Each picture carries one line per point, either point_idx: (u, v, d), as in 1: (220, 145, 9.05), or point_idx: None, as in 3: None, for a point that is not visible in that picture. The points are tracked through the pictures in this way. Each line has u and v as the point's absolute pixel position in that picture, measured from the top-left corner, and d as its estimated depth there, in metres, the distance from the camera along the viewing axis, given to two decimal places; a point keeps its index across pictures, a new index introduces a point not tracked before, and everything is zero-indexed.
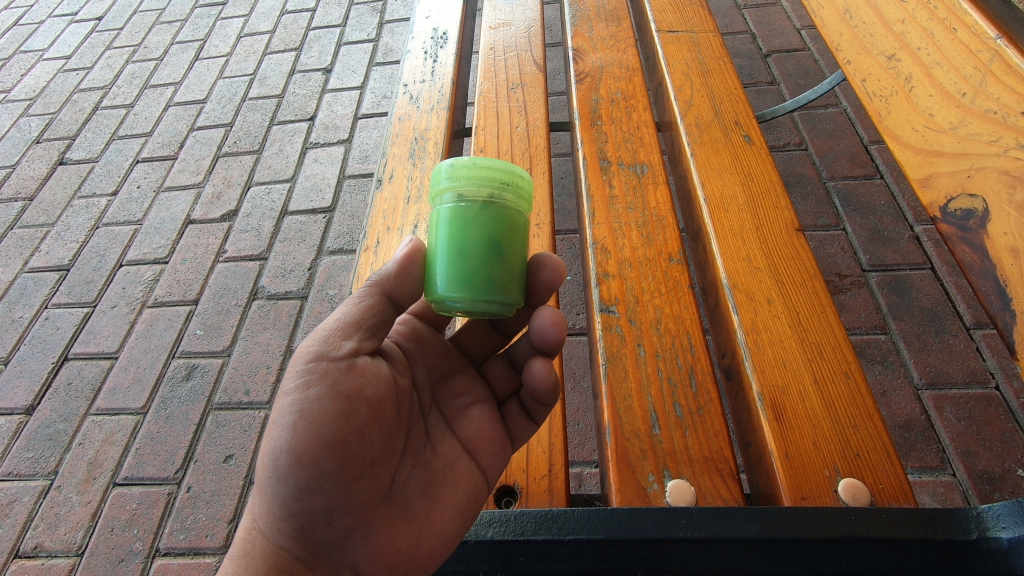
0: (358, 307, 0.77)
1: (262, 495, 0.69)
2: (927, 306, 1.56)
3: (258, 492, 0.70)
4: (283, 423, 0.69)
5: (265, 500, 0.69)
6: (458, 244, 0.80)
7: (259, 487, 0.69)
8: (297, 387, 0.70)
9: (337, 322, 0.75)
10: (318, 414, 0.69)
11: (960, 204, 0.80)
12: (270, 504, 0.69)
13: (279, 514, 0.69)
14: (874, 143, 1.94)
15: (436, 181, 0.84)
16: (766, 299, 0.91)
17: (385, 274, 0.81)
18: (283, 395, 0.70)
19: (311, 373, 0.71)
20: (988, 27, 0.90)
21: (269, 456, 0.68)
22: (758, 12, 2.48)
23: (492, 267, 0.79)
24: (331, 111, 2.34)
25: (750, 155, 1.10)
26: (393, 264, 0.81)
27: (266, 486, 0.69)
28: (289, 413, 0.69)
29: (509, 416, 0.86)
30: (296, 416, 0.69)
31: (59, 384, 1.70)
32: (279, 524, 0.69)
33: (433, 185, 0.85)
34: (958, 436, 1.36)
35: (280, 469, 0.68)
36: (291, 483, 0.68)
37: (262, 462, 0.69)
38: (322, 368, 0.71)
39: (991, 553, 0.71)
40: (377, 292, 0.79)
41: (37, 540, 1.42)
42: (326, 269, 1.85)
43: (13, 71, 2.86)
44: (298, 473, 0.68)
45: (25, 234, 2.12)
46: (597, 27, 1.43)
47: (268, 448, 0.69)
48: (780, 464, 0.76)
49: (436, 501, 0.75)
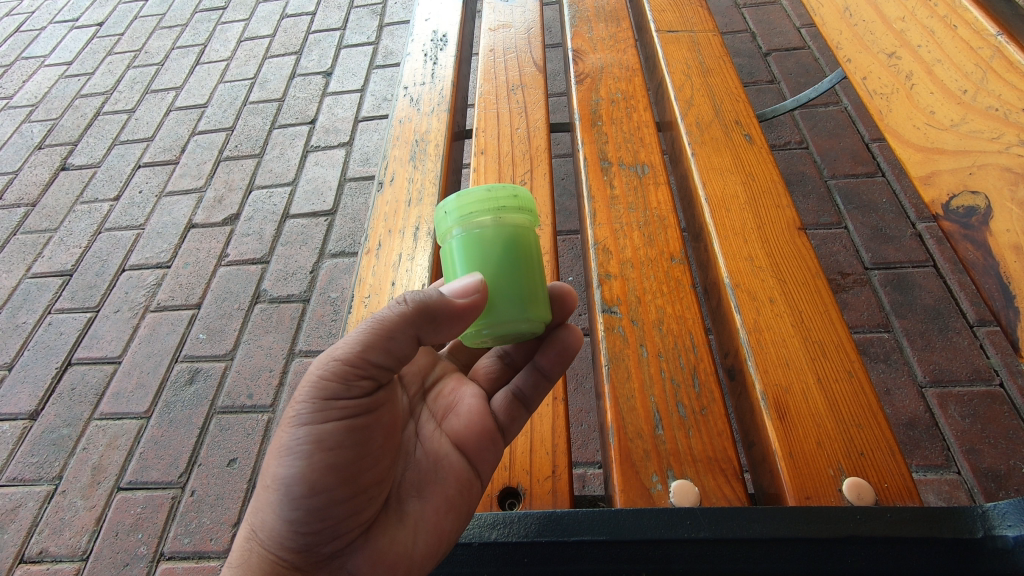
0: (383, 342, 0.73)
1: (267, 512, 0.69)
2: (931, 303, 1.56)
3: (261, 507, 0.70)
4: (296, 451, 0.69)
5: (267, 516, 0.69)
6: (508, 263, 0.80)
7: (264, 504, 0.70)
8: (311, 414, 0.70)
9: (356, 354, 0.72)
10: (332, 441, 0.71)
11: (963, 201, 0.80)
12: (273, 521, 0.69)
13: (285, 533, 0.69)
14: (875, 141, 1.93)
15: (469, 196, 0.80)
16: (768, 298, 0.90)
17: (435, 304, 0.73)
18: (294, 424, 0.70)
19: (326, 403, 0.71)
20: (988, 23, 0.91)
21: (279, 481, 0.69)
22: (757, 11, 2.48)
23: (539, 286, 0.82)
24: (331, 114, 2.35)
25: (751, 154, 1.10)
26: (450, 308, 0.73)
27: (272, 506, 0.69)
28: (302, 442, 0.70)
29: (496, 408, 0.86)
30: (308, 445, 0.70)
31: (62, 389, 1.70)
32: (280, 539, 0.69)
33: (454, 203, 0.81)
34: (963, 433, 1.35)
35: (291, 492, 0.69)
36: (300, 505, 0.69)
37: (272, 486, 0.69)
38: (340, 400, 0.71)
39: (996, 551, 0.71)
40: (410, 327, 0.74)
41: (42, 545, 1.42)
42: (326, 272, 1.85)
43: (13, 77, 2.87)
44: (310, 496, 0.69)
45: (28, 240, 2.13)
46: (596, 28, 1.43)
47: (280, 472, 0.69)
48: (783, 462, 0.76)
49: (429, 501, 0.77)
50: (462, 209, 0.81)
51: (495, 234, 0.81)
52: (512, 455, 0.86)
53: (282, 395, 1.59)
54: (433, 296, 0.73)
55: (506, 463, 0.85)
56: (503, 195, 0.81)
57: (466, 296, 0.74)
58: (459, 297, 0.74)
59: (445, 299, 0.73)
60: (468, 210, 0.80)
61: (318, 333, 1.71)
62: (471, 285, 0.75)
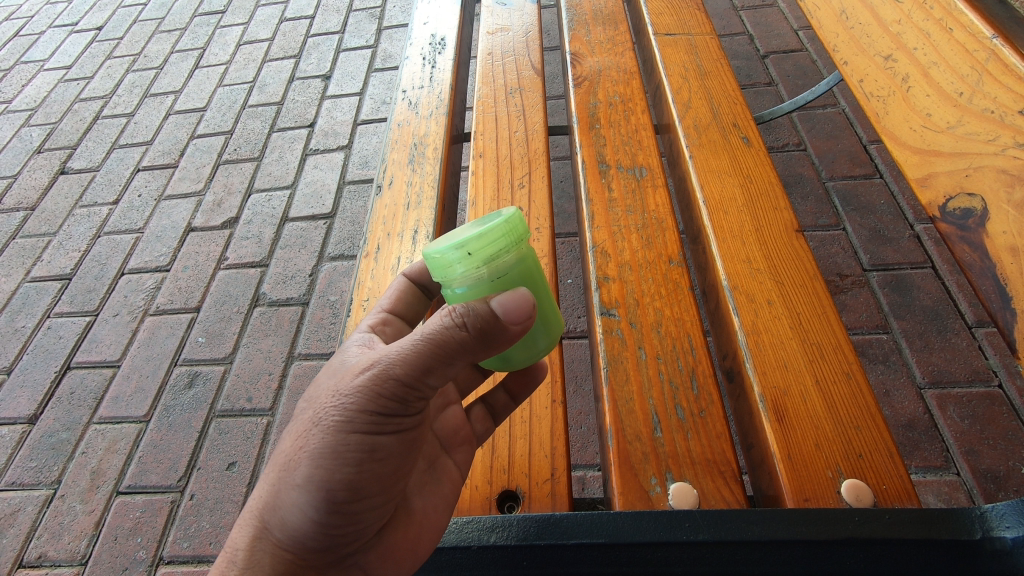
0: (443, 367, 0.70)
1: (292, 511, 0.70)
2: (929, 305, 1.56)
3: (285, 503, 0.70)
4: (344, 459, 0.69)
5: (293, 515, 0.70)
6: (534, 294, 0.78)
7: (290, 503, 0.70)
8: (361, 425, 0.69)
9: (415, 376, 0.69)
10: (376, 452, 0.71)
11: (960, 203, 0.81)
12: (298, 521, 0.70)
13: (310, 533, 0.70)
14: (873, 143, 1.94)
15: (488, 234, 0.72)
16: (766, 300, 0.91)
17: (500, 330, 0.68)
18: (341, 433, 0.69)
19: (378, 418, 0.70)
20: (983, 27, 0.90)
21: (317, 487, 0.69)
22: (755, 13, 2.49)
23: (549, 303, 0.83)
24: (331, 117, 2.35)
25: (748, 155, 1.10)
26: (516, 333, 0.69)
27: (304, 506, 0.69)
28: (349, 452, 0.70)
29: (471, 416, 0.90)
30: (353, 455, 0.70)
31: (61, 393, 1.70)
32: (301, 536, 0.71)
33: (476, 246, 0.71)
34: (961, 434, 1.35)
35: (327, 499, 0.69)
36: (333, 511, 0.70)
37: (307, 487, 0.69)
38: (391, 416, 0.71)
39: (995, 552, 0.71)
40: (468, 351, 0.68)
41: (41, 550, 1.42)
42: (326, 275, 1.85)
43: (13, 81, 2.88)
44: (346, 504, 0.71)
45: (27, 244, 2.13)
46: (593, 31, 1.44)
47: (318, 476, 0.69)
48: (782, 464, 0.76)
49: (429, 499, 0.81)
50: (484, 251, 0.72)
51: (519, 269, 0.75)
52: (511, 458, 0.85)
53: (281, 399, 1.59)
54: (495, 317, 0.68)
55: (504, 466, 0.85)
56: (515, 225, 0.74)
57: (525, 307, 0.68)
58: (516, 313, 0.68)
59: (507, 322, 0.68)
60: (491, 251, 0.72)
61: (318, 336, 1.71)
62: (524, 291, 0.69)
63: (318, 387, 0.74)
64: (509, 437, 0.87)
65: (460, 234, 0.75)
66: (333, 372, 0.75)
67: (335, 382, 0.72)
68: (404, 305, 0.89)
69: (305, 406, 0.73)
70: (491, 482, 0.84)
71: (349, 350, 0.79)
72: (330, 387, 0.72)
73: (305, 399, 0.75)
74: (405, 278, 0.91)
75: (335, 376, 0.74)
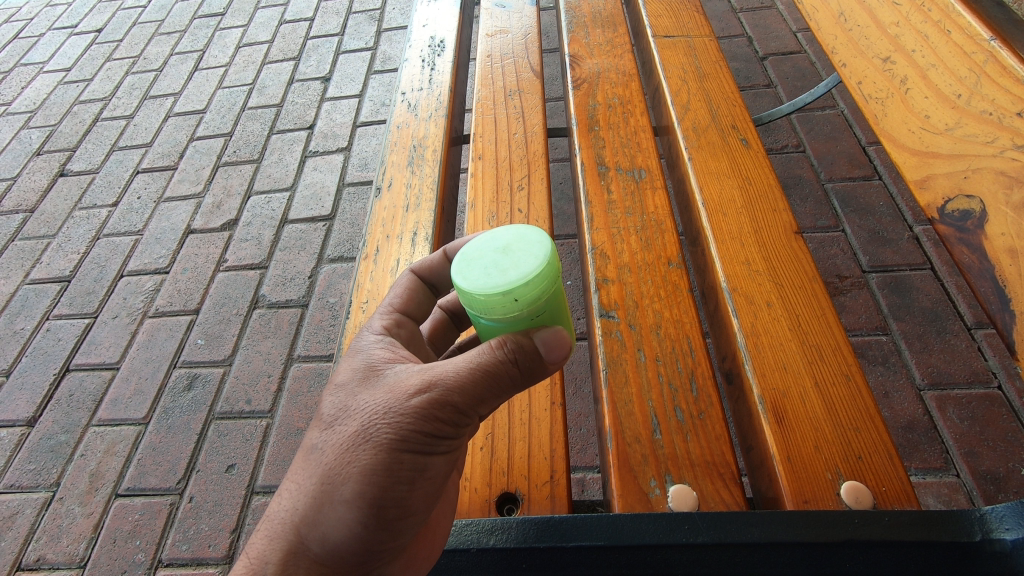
0: (496, 393, 0.68)
1: (336, 527, 0.66)
2: (928, 306, 1.56)
3: (327, 519, 0.66)
4: (396, 478, 0.67)
5: (336, 531, 0.67)
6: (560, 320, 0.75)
7: (334, 519, 0.66)
8: (415, 445, 0.67)
9: (471, 401, 0.67)
10: (426, 472, 0.69)
11: (958, 205, 0.81)
12: (341, 536, 0.67)
13: (350, 550, 0.68)
14: (872, 144, 1.94)
15: (535, 279, 0.66)
16: (765, 301, 0.91)
17: (546, 365, 0.69)
18: (394, 451, 0.66)
19: (434, 439, 0.67)
20: (981, 28, 0.90)
21: (365, 506, 0.66)
22: (753, 15, 2.49)
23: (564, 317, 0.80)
24: (330, 120, 2.35)
25: (747, 157, 1.10)
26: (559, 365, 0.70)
27: (350, 524, 0.66)
28: (401, 471, 0.67)
29: None
30: (405, 474, 0.67)
31: (60, 396, 1.70)
32: (340, 553, 0.68)
33: (522, 292, 0.66)
34: (961, 436, 1.35)
35: (375, 518, 0.67)
36: (378, 529, 0.68)
37: (356, 504, 0.66)
38: (443, 437, 0.69)
39: (995, 554, 0.71)
40: (519, 384, 0.68)
41: (39, 553, 1.41)
42: (326, 277, 1.85)
43: (13, 85, 2.88)
44: (393, 523, 0.68)
45: (26, 247, 2.13)
46: (593, 33, 1.44)
47: (367, 495, 0.66)
48: (782, 466, 0.76)
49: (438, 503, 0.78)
50: (530, 296, 0.67)
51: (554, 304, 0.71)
52: (510, 460, 0.86)
53: (281, 401, 1.59)
54: (541, 354, 0.68)
55: (504, 468, 0.85)
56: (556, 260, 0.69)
57: (565, 344, 0.70)
58: (557, 350, 0.69)
59: (549, 360, 0.69)
60: (537, 295, 0.67)
61: (318, 338, 1.71)
62: (559, 328, 0.70)
63: (357, 396, 0.71)
64: (508, 439, 0.87)
65: (498, 269, 0.68)
66: (372, 382, 0.72)
67: (381, 394, 0.69)
68: (414, 304, 0.87)
69: (345, 415, 0.69)
70: (490, 484, 0.84)
71: (373, 352, 0.76)
72: (375, 400, 0.69)
73: (341, 408, 0.70)
74: (415, 276, 0.89)
75: (379, 388, 0.70)
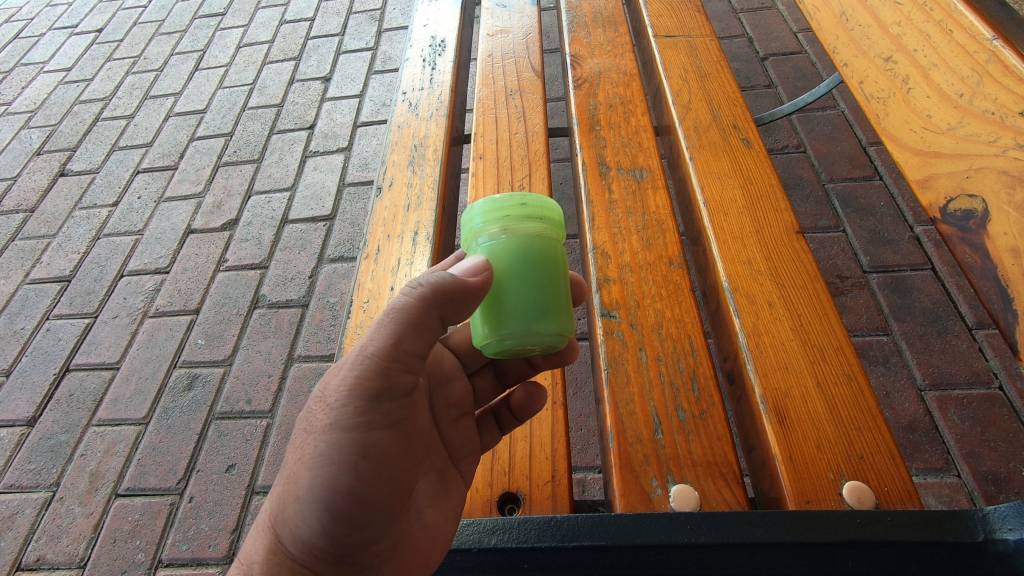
0: (416, 336, 0.74)
1: (301, 523, 0.68)
2: (929, 307, 1.56)
3: (293, 515, 0.69)
4: (342, 459, 0.69)
5: (302, 528, 0.68)
6: (513, 272, 0.80)
7: (298, 515, 0.68)
8: (354, 417, 0.70)
9: (394, 351, 0.72)
10: (374, 448, 0.71)
11: (960, 204, 0.81)
12: (309, 532, 0.68)
13: (321, 544, 0.69)
14: (873, 145, 1.94)
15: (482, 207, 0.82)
16: (767, 301, 0.91)
17: (457, 289, 0.75)
18: (336, 429, 0.69)
19: (364, 404, 0.70)
20: (984, 28, 0.90)
21: (319, 491, 0.68)
22: (754, 16, 2.49)
23: (543, 294, 0.79)
24: (331, 120, 2.35)
25: (748, 156, 1.10)
26: (473, 284, 0.76)
27: (313, 515, 0.68)
28: (348, 450, 0.69)
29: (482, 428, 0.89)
30: (352, 452, 0.69)
31: (60, 396, 1.69)
32: (314, 551, 0.69)
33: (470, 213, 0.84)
34: (962, 436, 1.35)
35: (333, 504, 0.68)
36: (342, 517, 0.68)
37: (311, 493, 0.68)
38: (382, 402, 0.72)
39: (998, 554, 0.71)
40: (433, 317, 0.75)
41: (39, 553, 1.41)
42: (326, 278, 1.85)
43: (13, 85, 2.88)
44: (355, 509, 0.69)
45: (26, 246, 2.13)
46: (594, 33, 1.44)
47: (320, 479, 0.68)
48: (784, 466, 0.76)
49: (439, 510, 0.78)
50: (477, 220, 0.83)
51: (504, 245, 0.81)
52: (511, 460, 0.85)
53: (281, 401, 1.59)
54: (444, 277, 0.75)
55: (506, 468, 0.85)
56: (552, 209, 0.84)
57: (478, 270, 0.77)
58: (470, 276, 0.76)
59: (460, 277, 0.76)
60: (481, 221, 0.82)
61: (318, 338, 1.70)
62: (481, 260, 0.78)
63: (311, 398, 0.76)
64: (510, 439, 0.88)
65: None
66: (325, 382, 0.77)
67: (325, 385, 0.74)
68: None
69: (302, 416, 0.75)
70: (491, 484, 0.84)
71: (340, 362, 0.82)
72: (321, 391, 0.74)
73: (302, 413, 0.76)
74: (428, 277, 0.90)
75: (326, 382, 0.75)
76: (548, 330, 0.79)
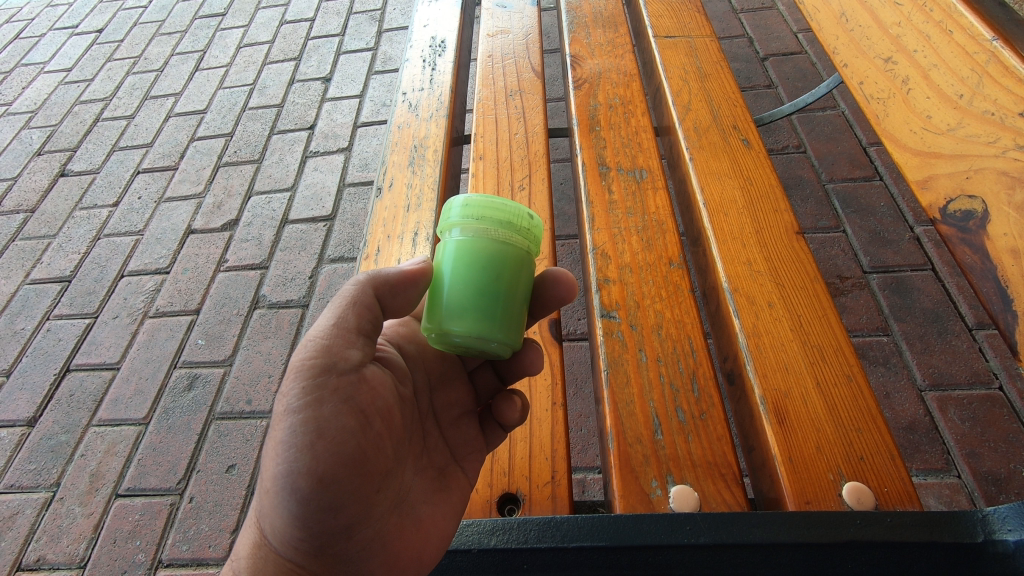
0: (354, 317, 0.73)
1: (276, 516, 0.68)
2: (929, 307, 1.56)
3: (269, 509, 0.68)
4: (298, 444, 0.66)
5: (277, 520, 0.68)
6: (452, 274, 0.81)
7: (271, 506, 0.67)
8: (303, 400, 0.68)
9: (334, 332, 0.71)
10: (329, 428, 0.67)
11: (960, 205, 0.81)
12: (284, 522, 0.67)
13: (298, 535, 0.68)
14: (873, 145, 1.94)
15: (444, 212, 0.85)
16: (766, 302, 0.91)
17: (387, 273, 0.77)
18: (288, 415, 0.67)
19: (308, 385, 0.68)
20: (984, 28, 0.90)
21: (280, 481, 0.66)
22: (754, 16, 2.49)
23: (471, 296, 0.79)
24: (331, 120, 2.35)
25: (748, 157, 1.10)
26: (400, 271, 0.78)
27: (283, 506, 0.67)
28: (302, 433, 0.67)
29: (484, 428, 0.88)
30: (306, 435, 0.67)
31: (61, 396, 1.70)
32: (298, 545, 0.68)
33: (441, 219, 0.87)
34: (962, 436, 1.35)
35: (297, 491, 0.66)
36: (309, 504, 0.66)
37: (276, 483, 0.66)
38: (330, 382, 0.69)
39: (997, 555, 0.71)
40: (368, 300, 0.75)
41: (39, 553, 1.41)
42: (326, 278, 1.85)
43: (13, 85, 2.88)
44: (320, 494, 0.66)
45: (27, 247, 2.13)
46: (594, 34, 1.44)
47: (280, 469, 0.66)
48: (783, 467, 0.76)
49: (436, 505, 0.77)
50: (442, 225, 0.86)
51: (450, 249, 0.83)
52: (511, 461, 0.85)
53: None
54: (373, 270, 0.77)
55: (505, 469, 0.85)
56: (528, 221, 0.83)
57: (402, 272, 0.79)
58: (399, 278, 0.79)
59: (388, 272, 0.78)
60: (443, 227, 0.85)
61: None
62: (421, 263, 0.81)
63: None
64: (509, 440, 0.88)
65: None
66: None
67: None
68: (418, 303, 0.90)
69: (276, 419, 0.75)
70: (491, 484, 0.84)
71: None
72: None
73: None
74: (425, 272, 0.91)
75: None
76: (472, 330, 0.78)
